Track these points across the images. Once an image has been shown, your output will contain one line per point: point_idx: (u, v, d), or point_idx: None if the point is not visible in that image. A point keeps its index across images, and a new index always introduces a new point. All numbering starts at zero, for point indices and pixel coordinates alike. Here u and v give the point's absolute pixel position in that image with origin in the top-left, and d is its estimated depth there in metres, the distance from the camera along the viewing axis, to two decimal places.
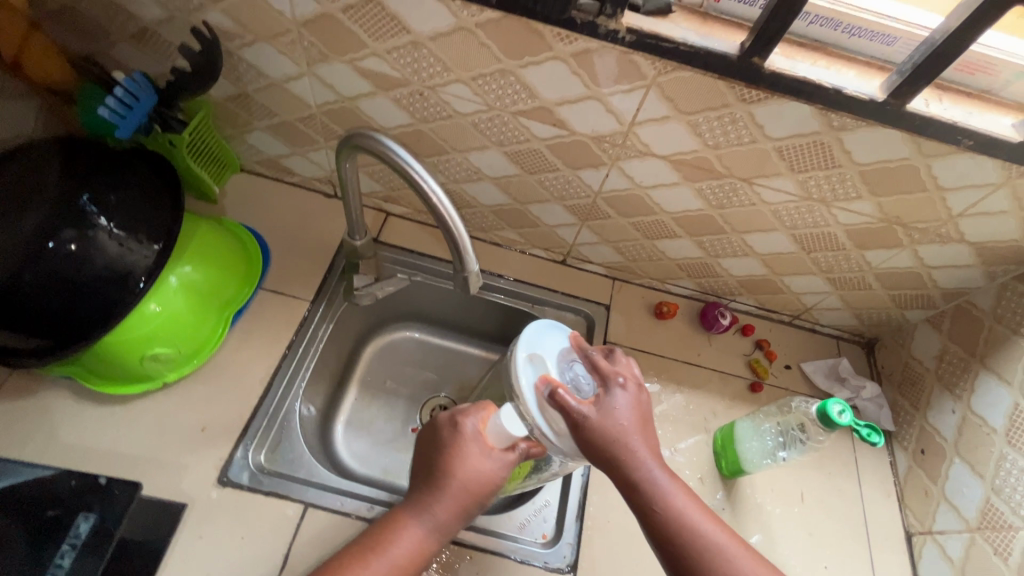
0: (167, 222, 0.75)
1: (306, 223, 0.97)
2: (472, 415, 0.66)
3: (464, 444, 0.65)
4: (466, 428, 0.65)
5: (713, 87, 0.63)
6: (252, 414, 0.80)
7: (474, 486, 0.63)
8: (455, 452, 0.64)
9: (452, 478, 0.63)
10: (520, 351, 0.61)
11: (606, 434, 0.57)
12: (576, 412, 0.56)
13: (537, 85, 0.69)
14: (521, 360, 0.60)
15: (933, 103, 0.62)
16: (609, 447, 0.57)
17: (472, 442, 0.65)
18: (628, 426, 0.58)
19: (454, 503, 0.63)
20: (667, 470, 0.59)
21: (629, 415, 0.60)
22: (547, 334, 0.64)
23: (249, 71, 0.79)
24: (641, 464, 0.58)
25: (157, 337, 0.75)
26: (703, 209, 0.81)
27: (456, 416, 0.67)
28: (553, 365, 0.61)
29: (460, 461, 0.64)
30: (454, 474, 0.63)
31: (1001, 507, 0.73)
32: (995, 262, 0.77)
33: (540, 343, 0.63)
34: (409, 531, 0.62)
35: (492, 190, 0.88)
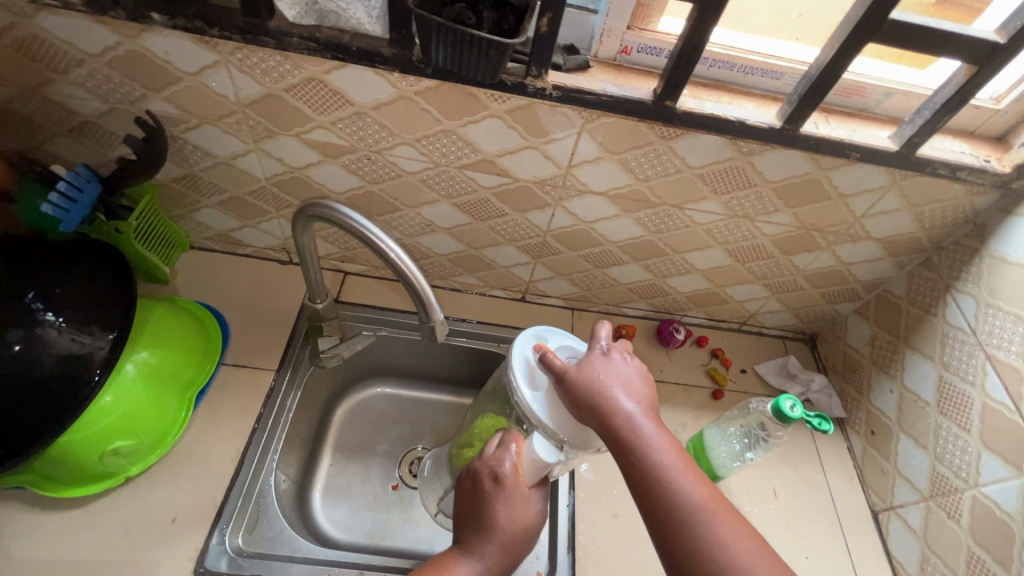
0: (120, 309, 0.73)
1: (264, 292, 0.97)
2: (507, 456, 0.64)
3: (509, 493, 0.63)
4: (508, 478, 0.63)
5: (636, 129, 0.71)
6: (225, 495, 0.77)
7: (520, 532, 0.63)
8: (502, 503, 0.63)
9: (503, 531, 0.62)
10: (527, 337, 0.70)
11: (585, 386, 0.58)
12: (557, 368, 0.61)
13: (477, 141, 0.74)
14: (521, 343, 0.69)
15: (822, 125, 0.71)
16: (588, 395, 0.57)
17: (518, 489, 0.63)
18: (608, 380, 0.58)
19: (506, 554, 0.62)
20: (656, 424, 0.56)
21: (614, 371, 0.60)
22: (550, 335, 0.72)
23: (195, 153, 0.80)
24: (622, 411, 0.56)
25: (117, 429, 0.72)
26: (645, 235, 0.87)
27: (494, 464, 0.64)
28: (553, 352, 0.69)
29: (508, 511, 0.63)
30: (504, 526, 0.62)
31: (946, 473, 0.79)
32: (901, 253, 0.87)
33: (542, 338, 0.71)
34: None
35: (446, 240, 0.92)
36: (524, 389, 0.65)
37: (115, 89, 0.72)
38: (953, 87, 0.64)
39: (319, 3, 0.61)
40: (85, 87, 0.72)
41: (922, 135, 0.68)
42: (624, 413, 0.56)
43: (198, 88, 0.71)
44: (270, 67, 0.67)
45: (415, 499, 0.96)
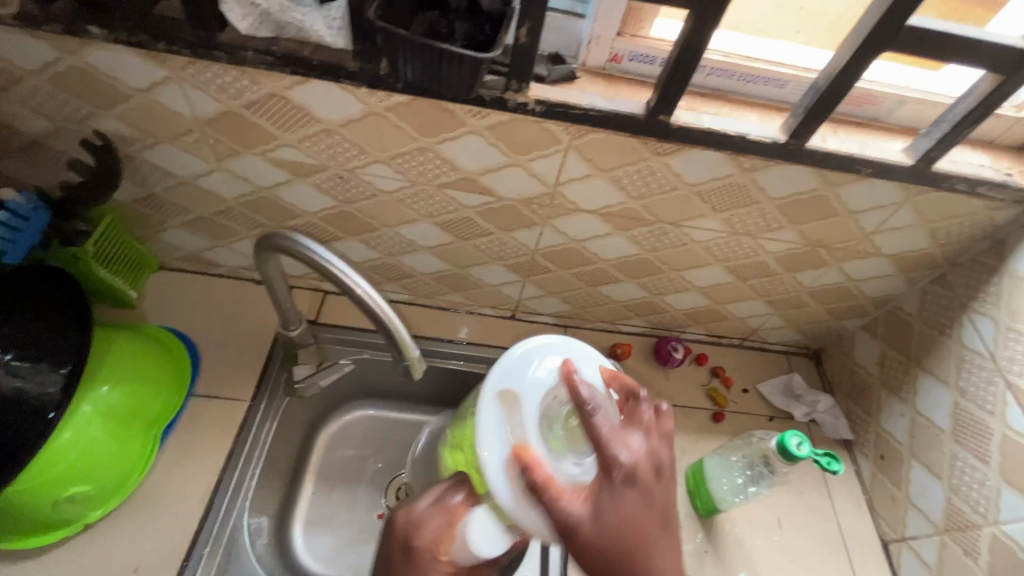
0: (75, 343, 0.68)
1: (237, 315, 0.92)
2: (421, 498, 0.61)
3: (422, 534, 0.60)
4: (444, 515, 0.60)
5: (628, 145, 0.65)
6: (193, 540, 0.72)
7: (450, 573, 0.60)
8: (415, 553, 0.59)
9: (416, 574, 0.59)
10: (491, 382, 0.60)
11: (607, 536, 0.50)
12: (564, 518, 0.51)
13: (456, 158, 0.68)
14: (491, 398, 0.59)
15: (830, 138, 0.66)
16: (605, 552, 0.50)
17: (434, 531, 0.60)
18: (624, 494, 0.52)
19: None
20: (668, 561, 0.52)
21: (630, 481, 0.52)
22: (529, 370, 0.62)
23: (154, 173, 0.75)
24: (640, 560, 0.51)
25: (75, 473, 0.67)
26: (640, 253, 0.82)
27: (410, 507, 0.61)
28: (525, 407, 0.59)
29: (421, 554, 0.59)
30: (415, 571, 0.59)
31: (962, 507, 0.74)
32: (913, 269, 0.82)
33: (516, 380, 0.61)
34: None
35: (429, 259, 0.86)
36: (492, 472, 0.56)
37: (61, 108, 0.66)
38: (975, 98, 0.58)
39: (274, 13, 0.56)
40: (29, 106, 0.66)
41: (940, 149, 0.62)
42: (641, 564, 0.51)
43: (150, 105, 0.66)
44: (227, 82, 0.62)
45: None
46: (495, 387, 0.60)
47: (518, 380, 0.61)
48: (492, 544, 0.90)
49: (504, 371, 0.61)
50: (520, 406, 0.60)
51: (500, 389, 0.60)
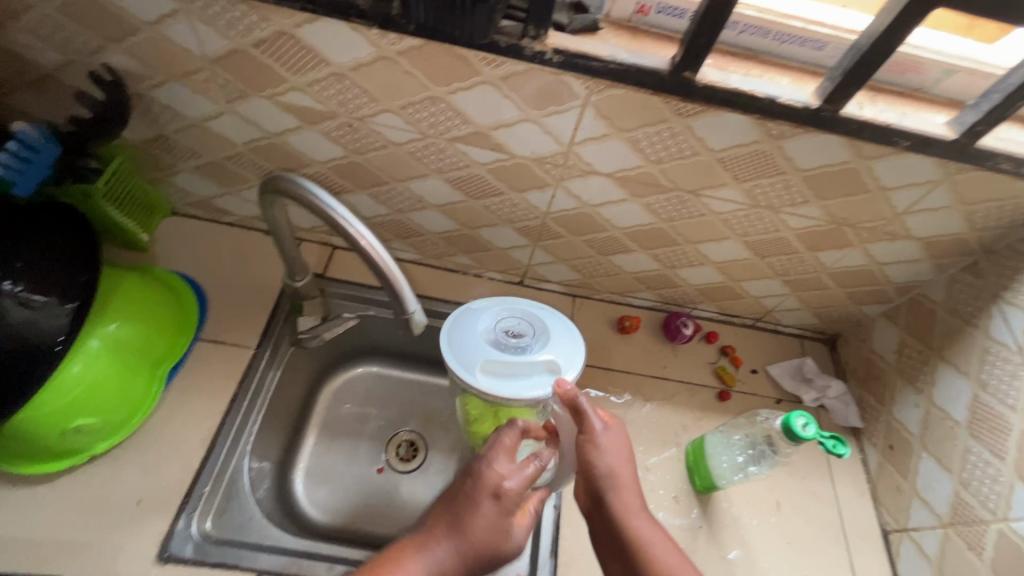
0: (83, 281, 0.69)
1: (245, 264, 0.92)
2: (520, 478, 0.58)
3: (522, 523, 0.59)
4: (509, 493, 0.56)
5: (649, 104, 0.62)
6: (194, 479, 0.74)
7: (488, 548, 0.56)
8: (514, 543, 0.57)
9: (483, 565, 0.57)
10: (452, 362, 0.66)
11: (596, 458, 0.61)
12: (585, 415, 0.61)
13: (468, 110, 0.66)
14: (478, 375, 0.65)
15: (867, 106, 0.61)
16: (597, 461, 0.61)
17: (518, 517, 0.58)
18: (616, 467, 0.61)
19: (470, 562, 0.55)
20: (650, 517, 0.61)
21: (610, 426, 0.63)
22: (460, 330, 0.70)
23: (164, 113, 0.74)
24: (626, 498, 0.60)
25: (81, 403, 0.68)
26: (655, 222, 0.79)
27: (503, 485, 0.57)
28: (491, 349, 0.67)
29: (497, 553, 0.57)
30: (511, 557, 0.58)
31: (971, 501, 0.72)
32: (943, 255, 0.78)
33: (467, 346, 0.68)
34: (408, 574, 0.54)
35: (438, 218, 0.84)
36: (528, 393, 0.64)
37: (71, 40, 0.66)
38: None
39: None
40: (40, 36, 0.66)
41: (987, 122, 0.58)
42: (624, 497, 0.61)
43: (159, 40, 0.64)
44: (235, 18, 0.60)
45: (398, 485, 0.92)
46: (459, 367, 0.65)
47: (465, 344, 0.68)
48: None
49: (452, 350, 0.67)
50: (489, 352, 0.67)
51: (460, 362, 0.66)
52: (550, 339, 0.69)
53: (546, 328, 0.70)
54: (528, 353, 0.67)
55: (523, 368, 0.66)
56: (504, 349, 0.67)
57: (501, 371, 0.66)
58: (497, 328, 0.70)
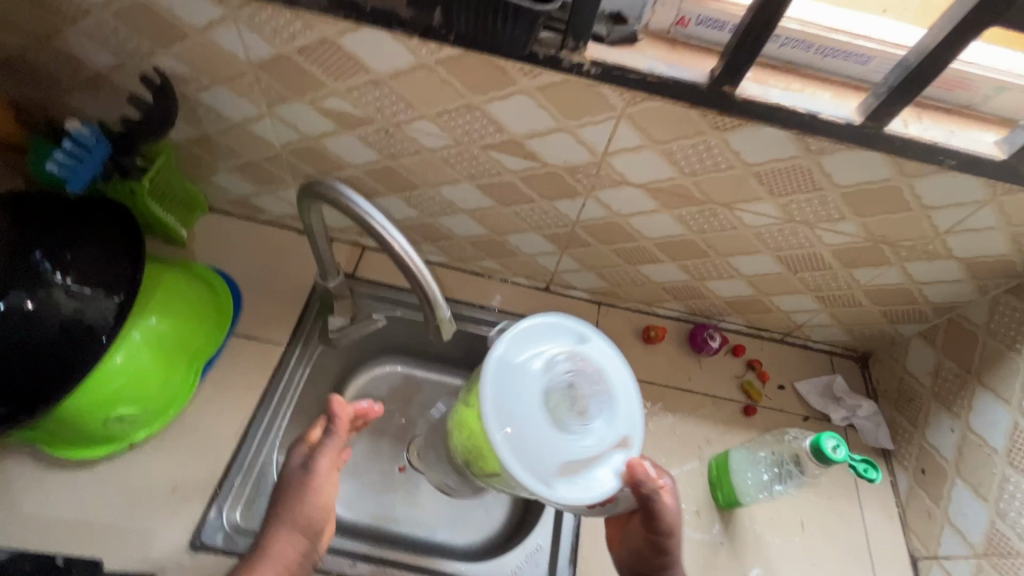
0: (129, 275, 0.71)
1: (279, 262, 0.94)
2: (330, 440, 0.67)
3: (315, 487, 0.66)
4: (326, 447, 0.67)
5: (685, 116, 0.61)
6: (226, 469, 0.76)
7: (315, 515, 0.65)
8: (286, 506, 0.65)
9: (302, 516, 0.65)
10: (493, 427, 0.61)
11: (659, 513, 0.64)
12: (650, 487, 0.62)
13: (502, 119, 0.66)
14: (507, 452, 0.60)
15: (913, 123, 0.60)
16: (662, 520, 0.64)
17: (317, 479, 0.66)
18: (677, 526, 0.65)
19: (305, 528, 0.65)
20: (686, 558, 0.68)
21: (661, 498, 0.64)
22: (504, 370, 0.64)
23: (208, 114, 0.76)
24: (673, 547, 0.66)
25: (121, 394, 0.71)
26: (685, 234, 0.78)
27: (316, 444, 0.68)
28: (530, 417, 0.62)
29: (311, 500, 0.65)
30: (295, 512, 0.64)
31: (1007, 532, 0.70)
32: (986, 276, 0.75)
33: (507, 399, 0.63)
34: (287, 542, 0.64)
35: (467, 223, 0.85)
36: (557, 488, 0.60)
37: (124, 43, 0.68)
38: None
39: None
40: (95, 39, 0.68)
41: None
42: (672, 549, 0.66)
43: (207, 46, 0.66)
44: (281, 25, 0.62)
45: (420, 485, 0.93)
46: (499, 430, 0.61)
47: (514, 403, 0.63)
48: (505, 509, 0.91)
49: (493, 409, 0.62)
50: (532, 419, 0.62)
51: (506, 425, 0.62)
52: (612, 398, 0.66)
53: (607, 378, 0.66)
54: (586, 420, 0.63)
55: (582, 453, 0.62)
56: (550, 421, 0.63)
57: (531, 452, 0.61)
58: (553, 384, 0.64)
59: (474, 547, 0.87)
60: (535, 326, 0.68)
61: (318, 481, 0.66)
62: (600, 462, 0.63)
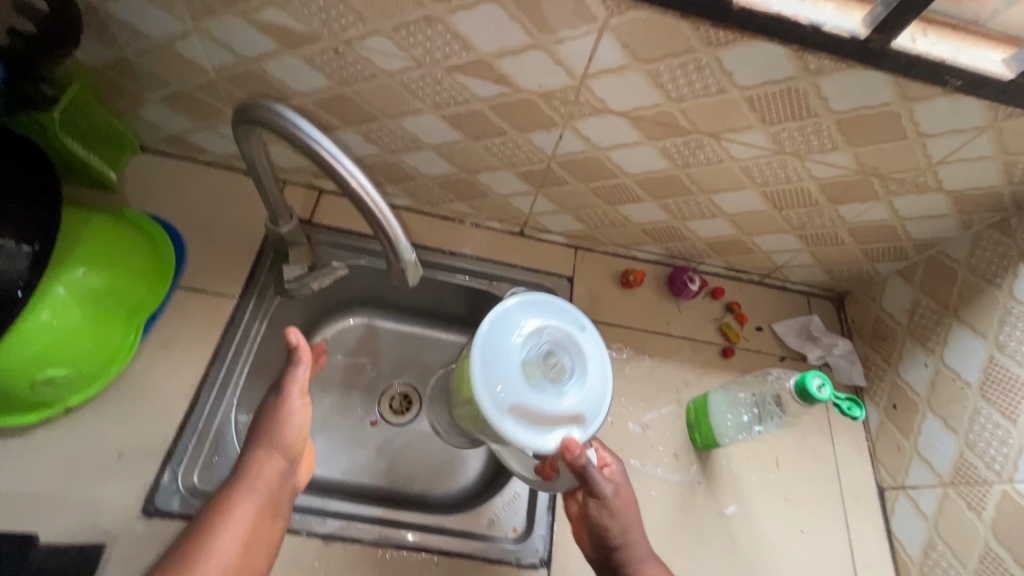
0: (41, 220, 0.62)
1: (225, 207, 0.85)
2: (298, 368, 0.63)
3: (290, 411, 0.63)
4: (296, 377, 0.63)
5: (674, 30, 0.54)
6: (179, 431, 0.71)
7: (296, 440, 0.64)
8: (261, 430, 0.63)
9: (281, 437, 0.63)
10: (478, 385, 0.63)
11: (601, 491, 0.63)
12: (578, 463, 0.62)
13: (469, 34, 0.58)
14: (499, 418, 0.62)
15: (919, 38, 0.55)
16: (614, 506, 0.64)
17: (290, 404, 0.63)
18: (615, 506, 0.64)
19: (287, 452, 0.63)
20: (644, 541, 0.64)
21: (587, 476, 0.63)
22: (515, 317, 0.68)
23: (123, 30, 0.65)
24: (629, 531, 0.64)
25: (48, 354, 0.63)
26: (669, 169, 0.73)
27: (284, 374, 0.64)
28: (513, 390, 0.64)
29: (286, 423, 0.63)
30: (274, 433, 0.62)
31: (975, 462, 0.71)
32: (971, 210, 0.73)
33: (508, 336, 0.67)
34: (269, 463, 0.62)
35: (433, 160, 0.78)
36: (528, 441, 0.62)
37: None
38: None
39: None
40: None
41: None
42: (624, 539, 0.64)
43: None
44: None
45: (393, 438, 0.90)
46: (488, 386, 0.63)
47: (499, 353, 0.66)
48: (482, 460, 0.89)
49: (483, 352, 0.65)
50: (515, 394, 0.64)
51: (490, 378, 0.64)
52: (595, 371, 0.67)
53: (585, 362, 0.68)
54: (554, 386, 0.65)
55: (544, 411, 0.64)
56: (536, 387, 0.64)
57: (520, 411, 0.63)
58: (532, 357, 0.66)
59: (451, 498, 0.85)
60: (539, 304, 0.70)
61: (292, 405, 0.64)
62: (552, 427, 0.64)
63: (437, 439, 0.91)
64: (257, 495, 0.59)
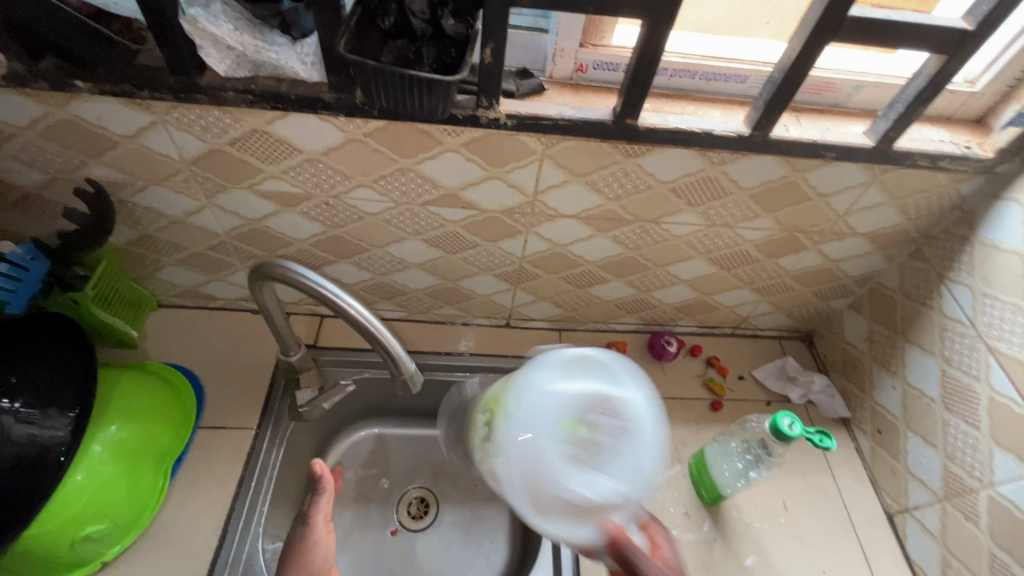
0: (82, 387, 0.69)
1: (238, 346, 0.93)
2: (322, 497, 0.68)
3: (315, 538, 0.67)
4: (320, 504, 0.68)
5: (600, 149, 0.68)
6: (209, 569, 0.74)
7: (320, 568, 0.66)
8: (291, 561, 0.66)
9: (308, 563, 0.65)
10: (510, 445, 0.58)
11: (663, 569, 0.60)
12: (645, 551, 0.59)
13: (436, 176, 0.71)
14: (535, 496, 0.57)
15: (792, 126, 0.68)
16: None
17: (316, 529, 0.67)
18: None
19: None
20: None
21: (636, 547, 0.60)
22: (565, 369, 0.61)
23: (146, 214, 0.77)
24: None
25: (87, 513, 0.68)
26: (624, 252, 0.84)
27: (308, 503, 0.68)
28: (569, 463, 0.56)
29: (313, 549, 0.66)
30: (301, 560, 0.65)
31: (959, 473, 0.76)
32: (890, 246, 0.84)
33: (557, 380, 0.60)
34: None
35: (420, 275, 0.88)
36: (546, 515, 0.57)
37: (53, 160, 0.69)
38: (924, 77, 0.60)
39: (249, 55, 0.57)
40: (21, 160, 0.69)
41: (897, 128, 0.65)
42: None
43: (139, 150, 0.68)
44: (210, 122, 0.65)
45: (415, 545, 0.92)
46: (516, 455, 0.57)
47: (533, 413, 0.58)
48: (504, 551, 0.91)
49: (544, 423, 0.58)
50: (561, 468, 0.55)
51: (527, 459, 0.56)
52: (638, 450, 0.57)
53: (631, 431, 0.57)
54: (609, 465, 0.56)
55: (582, 495, 0.55)
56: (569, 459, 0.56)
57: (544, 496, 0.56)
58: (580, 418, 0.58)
59: None
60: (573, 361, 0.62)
61: (318, 534, 0.67)
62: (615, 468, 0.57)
63: (458, 538, 0.93)
64: None
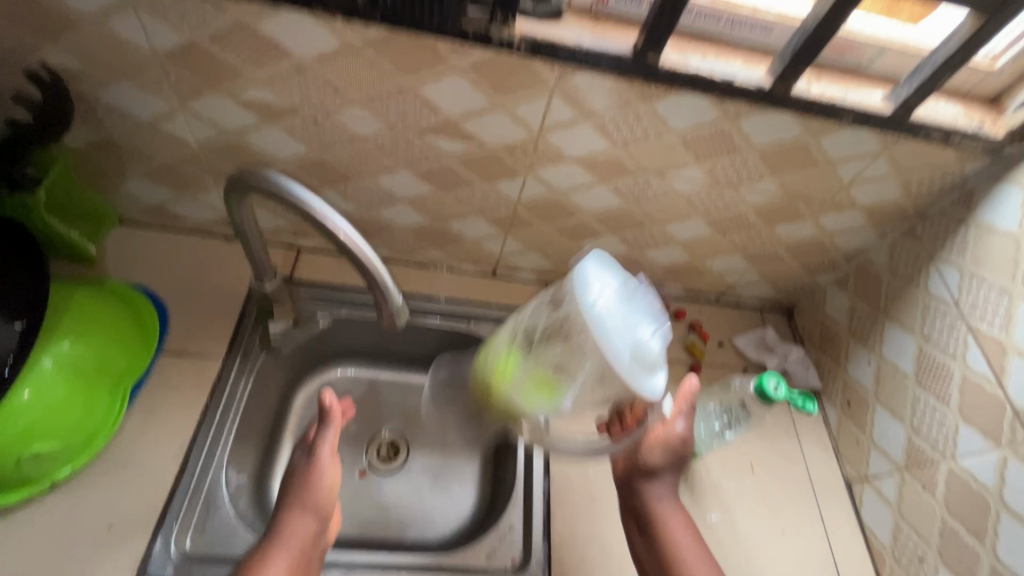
0: (29, 297, 0.63)
1: (204, 271, 0.87)
2: (330, 428, 0.69)
3: (320, 471, 0.68)
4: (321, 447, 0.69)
5: (615, 88, 0.64)
6: (169, 496, 0.70)
7: (329, 498, 0.68)
8: (294, 494, 0.67)
9: (312, 498, 0.66)
10: (596, 327, 0.57)
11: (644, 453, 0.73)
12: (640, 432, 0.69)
13: (436, 100, 0.66)
14: (631, 368, 0.58)
15: (814, 84, 0.66)
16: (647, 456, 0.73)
17: (321, 463, 0.68)
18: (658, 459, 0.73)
19: (312, 512, 0.66)
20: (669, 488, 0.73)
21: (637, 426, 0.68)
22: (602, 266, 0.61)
23: (109, 113, 0.70)
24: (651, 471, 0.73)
25: (33, 429, 0.63)
26: (622, 205, 0.81)
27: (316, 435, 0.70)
28: (644, 340, 0.59)
29: (318, 483, 0.67)
30: (305, 494, 0.66)
31: (922, 445, 0.79)
32: (884, 222, 0.84)
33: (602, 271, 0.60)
34: (299, 522, 0.64)
35: (408, 212, 0.84)
36: (639, 385, 0.58)
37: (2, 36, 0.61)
38: (958, 41, 0.59)
39: None
40: None
41: (919, 95, 0.64)
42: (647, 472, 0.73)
43: (103, 36, 0.61)
44: (187, 10, 0.58)
45: (384, 485, 0.90)
46: (609, 331, 0.57)
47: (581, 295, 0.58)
48: (474, 497, 0.90)
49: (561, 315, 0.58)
50: (637, 344, 0.58)
51: (610, 329, 0.58)
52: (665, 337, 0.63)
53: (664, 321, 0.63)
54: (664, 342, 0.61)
55: (653, 365, 0.59)
56: (639, 335, 0.59)
57: (640, 368, 0.58)
58: (642, 305, 0.60)
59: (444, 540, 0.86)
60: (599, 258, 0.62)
61: (323, 466, 0.68)
62: (652, 371, 0.59)
63: (428, 482, 0.91)
64: (289, 559, 0.61)
